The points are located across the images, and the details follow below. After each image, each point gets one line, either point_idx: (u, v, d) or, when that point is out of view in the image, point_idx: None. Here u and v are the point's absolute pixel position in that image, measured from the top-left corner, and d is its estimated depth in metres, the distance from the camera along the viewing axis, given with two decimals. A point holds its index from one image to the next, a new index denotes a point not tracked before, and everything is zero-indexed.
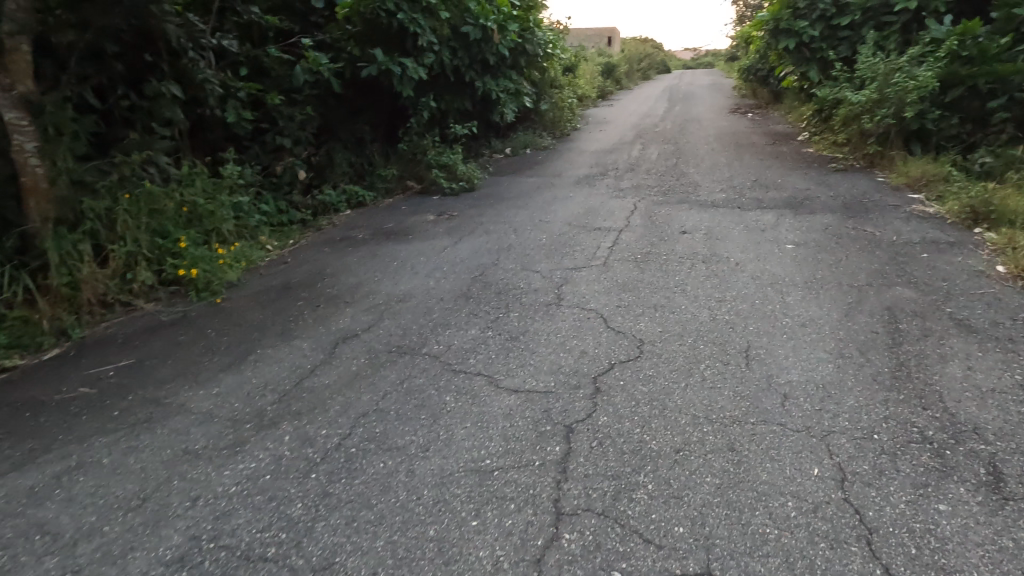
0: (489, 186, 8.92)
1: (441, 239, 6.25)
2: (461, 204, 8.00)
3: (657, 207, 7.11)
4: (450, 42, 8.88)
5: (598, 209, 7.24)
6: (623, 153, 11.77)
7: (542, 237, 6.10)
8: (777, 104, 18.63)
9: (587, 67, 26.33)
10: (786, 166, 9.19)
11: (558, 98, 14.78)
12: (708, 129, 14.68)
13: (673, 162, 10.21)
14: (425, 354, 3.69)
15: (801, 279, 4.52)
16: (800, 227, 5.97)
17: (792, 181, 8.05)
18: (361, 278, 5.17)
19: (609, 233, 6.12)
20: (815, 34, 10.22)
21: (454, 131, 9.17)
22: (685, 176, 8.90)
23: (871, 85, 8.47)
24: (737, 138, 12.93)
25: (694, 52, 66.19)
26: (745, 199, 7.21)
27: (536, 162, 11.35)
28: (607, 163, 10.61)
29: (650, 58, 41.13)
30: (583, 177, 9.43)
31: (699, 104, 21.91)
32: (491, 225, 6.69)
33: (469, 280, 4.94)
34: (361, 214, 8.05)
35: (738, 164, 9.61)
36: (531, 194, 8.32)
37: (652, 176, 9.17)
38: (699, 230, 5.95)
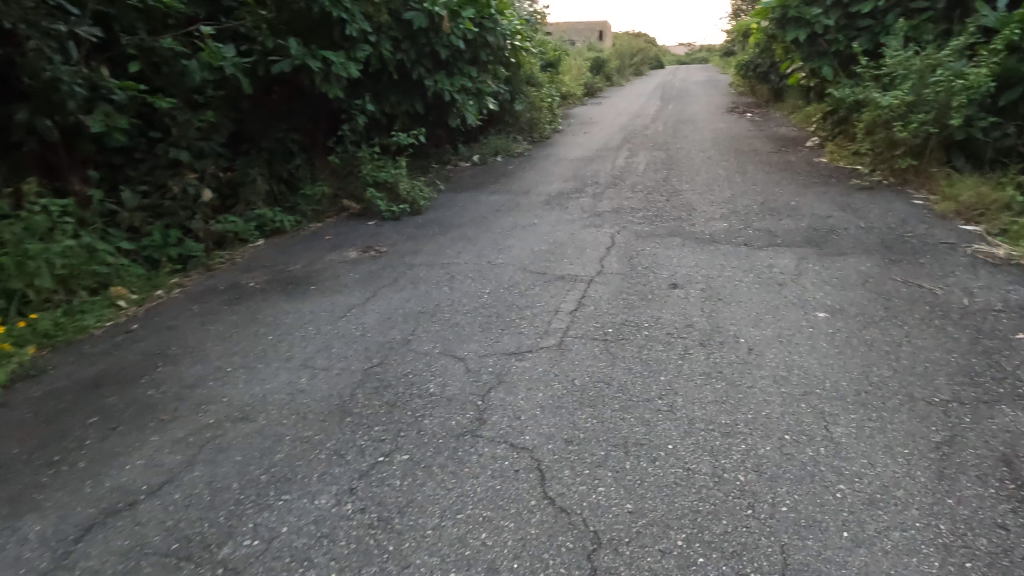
0: (442, 208, 7.35)
1: (351, 294, 4.69)
2: (400, 233, 6.46)
3: (640, 242, 5.57)
4: (391, 32, 7.29)
5: (566, 243, 5.69)
6: (607, 161, 10.22)
7: (483, 293, 4.54)
8: (779, 103, 17.09)
9: (573, 61, 24.64)
10: (797, 182, 7.68)
11: (536, 97, 13.17)
12: (704, 132, 13.15)
13: (663, 175, 8.69)
14: (220, 568, 2.13)
15: (846, 383, 3.01)
16: (827, 278, 4.48)
17: (806, 203, 6.56)
18: (208, 368, 3.60)
19: (575, 285, 4.59)
20: (830, 23, 8.70)
21: (397, 139, 7.56)
22: (676, 195, 7.37)
23: (902, 85, 7.01)
24: (739, 143, 11.37)
25: (688, 47, 64.60)
26: (752, 230, 5.71)
27: (506, 173, 9.76)
28: (587, 176, 9.03)
29: (642, 53, 39.46)
30: (557, 195, 7.88)
31: (695, 103, 20.38)
32: (424, 271, 5.12)
33: (358, 376, 3.38)
34: (274, 246, 6.48)
35: (738, 178, 8.09)
36: (489, 220, 6.76)
37: (637, 194, 7.63)
38: (694, 283, 4.44)
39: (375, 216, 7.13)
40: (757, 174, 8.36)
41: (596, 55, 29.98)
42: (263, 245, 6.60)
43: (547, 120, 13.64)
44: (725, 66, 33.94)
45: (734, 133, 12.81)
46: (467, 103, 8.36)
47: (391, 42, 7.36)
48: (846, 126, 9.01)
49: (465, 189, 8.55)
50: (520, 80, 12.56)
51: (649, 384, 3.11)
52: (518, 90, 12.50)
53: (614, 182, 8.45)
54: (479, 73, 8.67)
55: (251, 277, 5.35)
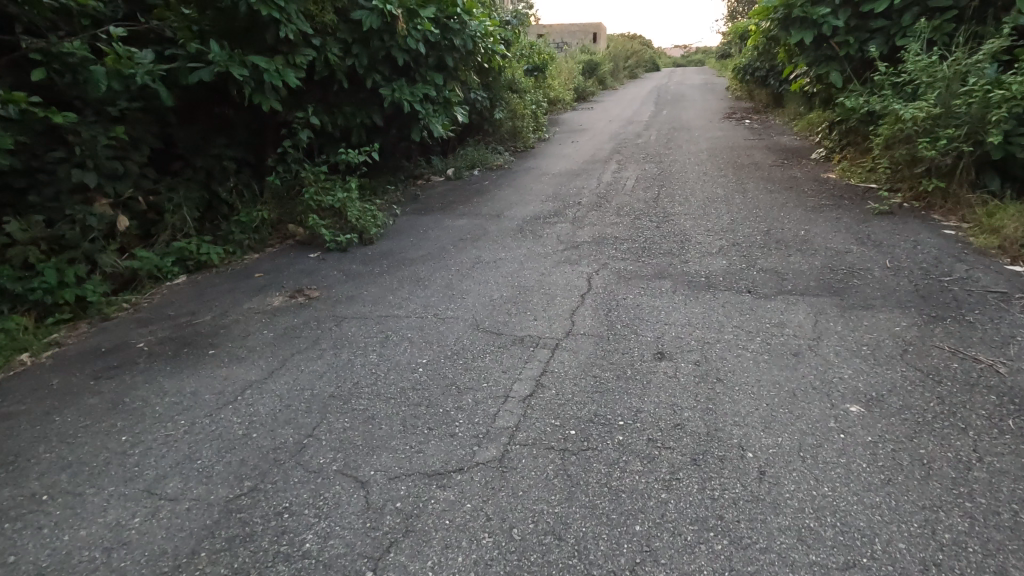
0: (397, 237, 6.38)
1: (254, 364, 3.72)
2: (342, 269, 5.50)
3: (622, 286, 4.62)
4: (338, 33, 6.34)
5: (533, 287, 4.75)
6: (593, 176, 9.31)
7: (419, 364, 3.59)
8: (779, 109, 16.21)
9: (564, 65, 23.78)
10: (806, 205, 6.73)
11: (519, 105, 12.24)
12: (700, 142, 12.25)
13: (654, 194, 7.77)
14: None
15: (906, 549, 2.07)
16: (853, 347, 3.53)
17: (819, 234, 5.62)
18: (17, 496, 2.62)
19: (536, 353, 3.64)
20: (839, 24, 7.79)
21: (341, 156, 6.50)
22: (668, 221, 6.42)
23: (928, 94, 6.12)
24: (739, 154, 10.43)
25: (684, 50, 63.90)
26: (756, 271, 4.77)
27: (481, 191, 8.80)
28: (570, 195, 8.08)
29: (636, 56, 38.65)
30: (532, 219, 6.92)
31: (690, 108, 19.51)
32: (354, 328, 4.15)
33: (214, 517, 2.41)
34: (194, 286, 5.51)
35: (743, 200, 7.11)
36: (448, 253, 5.78)
37: (625, 219, 6.68)
38: (685, 353, 3.51)
39: (319, 247, 6.16)
40: (760, 193, 7.41)
41: (588, 58, 29.13)
42: (182, 284, 5.63)
43: (531, 129, 12.70)
44: (722, 69, 33.12)
45: (732, 143, 11.90)
46: (428, 114, 7.31)
47: (339, 45, 6.41)
48: (857, 139, 8.12)
49: (430, 212, 7.58)
50: (500, 86, 11.62)
51: (616, 543, 2.17)
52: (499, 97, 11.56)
53: (599, 203, 7.50)
54: (446, 80, 7.71)
55: (145, 333, 4.37)
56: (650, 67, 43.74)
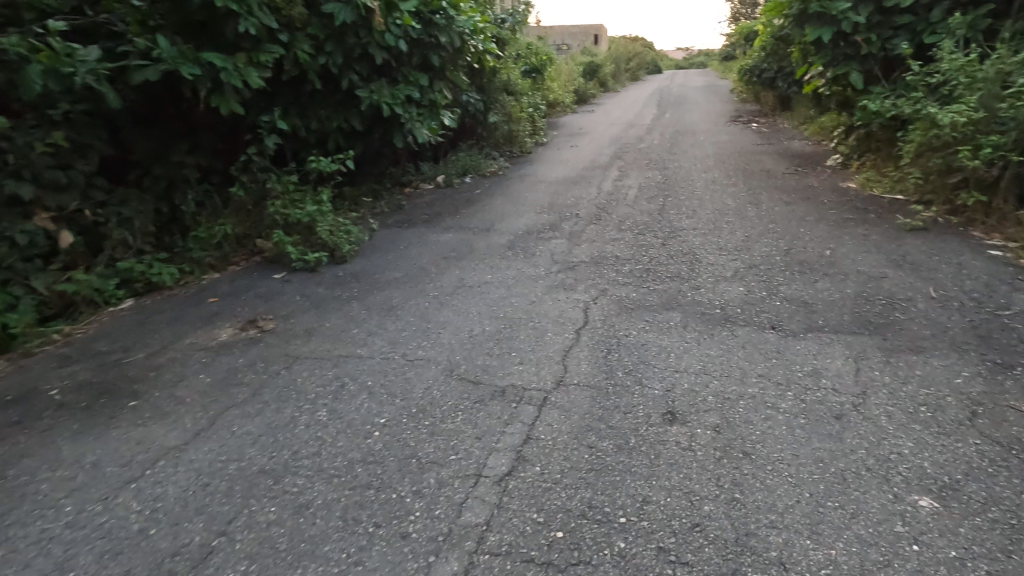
0: (373, 254, 5.75)
1: (178, 421, 3.07)
2: (307, 294, 4.86)
3: (624, 319, 3.98)
4: (309, 29, 5.73)
5: (521, 318, 4.11)
6: (592, 184, 8.68)
7: (376, 424, 2.95)
8: (787, 112, 15.58)
9: (564, 66, 23.18)
10: (827, 219, 6.08)
11: (515, 108, 11.62)
12: (705, 147, 11.62)
13: (658, 205, 7.13)
14: None
15: None
16: (907, 405, 2.88)
17: (846, 255, 4.97)
18: None
19: (520, 409, 3.00)
20: (861, 20, 7.15)
21: (311, 164, 5.85)
22: (674, 237, 5.78)
23: (969, 97, 5.50)
24: (748, 161, 9.78)
25: (686, 53, 63.34)
26: (779, 300, 4.13)
27: (471, 200, 8.17)
28: (567, 206, 7.45)
29: (639, 58, 38.07)
30: (524, 234, 6.30)
31: (694, 111, 18.89)
32: (305, 372, 3.52)
33: None
34: (140, 312, 4.87)
35: (757, 213, 6.45)
36: (428, 275, 5.15)
37: (626, 234, 6.04)
38: (701, 413, 2.87)
39: (285, 267, 5.52)
40: (775, 205, 6.76)
41: (589, 59, 28.54)
42: (127, 309, 4.99)
43: (527, 133, 12.08)
44: (727, 71, 32.51)
45: (740, 148, 11.27)
46: (410, 117, 6.67)
47: (310, 42, 5.80)
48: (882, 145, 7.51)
49: (414, 225, 6.96)
50: (494, 88, 11.01)
51: None
52: (493, 100, 10.94)
53: (599, 216, 6.86)
54: (432, 81, 7.09)
55: (64, 376, 3.72)
56: (652, 69, 43.15)
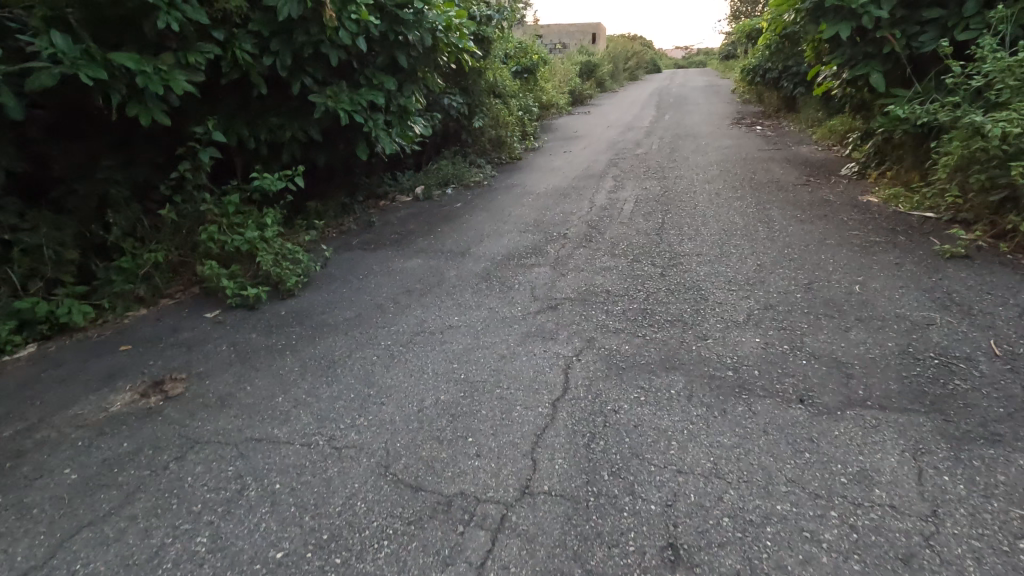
0: (325, 287, 4.97)
1: (8, 553, 2.28)
2: (236, 342, 4.06)
3: (613, 385, 3.19)
4: (249, 26, 4.96)
5: (486, 381, 3.33)
6: (584, 197, 7.91)
7: (269, 562, 2.17)
8: (792, 114, 14.82)
9: (559, 66, 22.39)
10: (851, 243, 5.29)
11: (503, 112, 10.83)
12: (707, 152, 10.84)
13: (656, 223, 6.35)
14: None
15: None
16: (1000, 542, 2.08)
17: (880, 292, 4.19)
18: None
19: (469, 539, 2.22)
20: (885, 15, 6.36)
21: (254, 183, 5.06)
22: (676, 267, 4.98)
23: (1018, 104, 4.76)
24: (754, 169, 9.00)
25: (686, 52, 62.55)
26: (806, 359, 3.34)
27: (449, 216, 7.38)
28: (553, 223, 6.67)
29: (637, 57, 37.30)
30: (503, 259, 5.51)
31: (694, 112, 18.11)
32: (200, 468, 2.72)
33: None
34: (36, 363, 4.09)
35: (772, 235, 5.64)
36: (384, 316, 4.35)
37: (620, 261, 5.25)
38: (716, 551, 2.09)
39: (220, 302, 4.73)
40: (789, 225, 5.95)
41: (586, 59, 27.76)
42: (25, 359, 4.21)
43: (517, 139, 11.30)
44: (728, 70, 31.73)
45: (745, 154, 10.48)
46: (373, 125, 5.86)
47: (253, 40, 5.00)
48: (910, 155, 6.81)
49: (380, 247, 6.17)
50: (479, 92, 10.21)
51: None
52: (478, 103, 10.14)
53: (589, 237, 6.07)
54: (402, 84, 6.30)
55: None
56: (651, 68, 42.39)
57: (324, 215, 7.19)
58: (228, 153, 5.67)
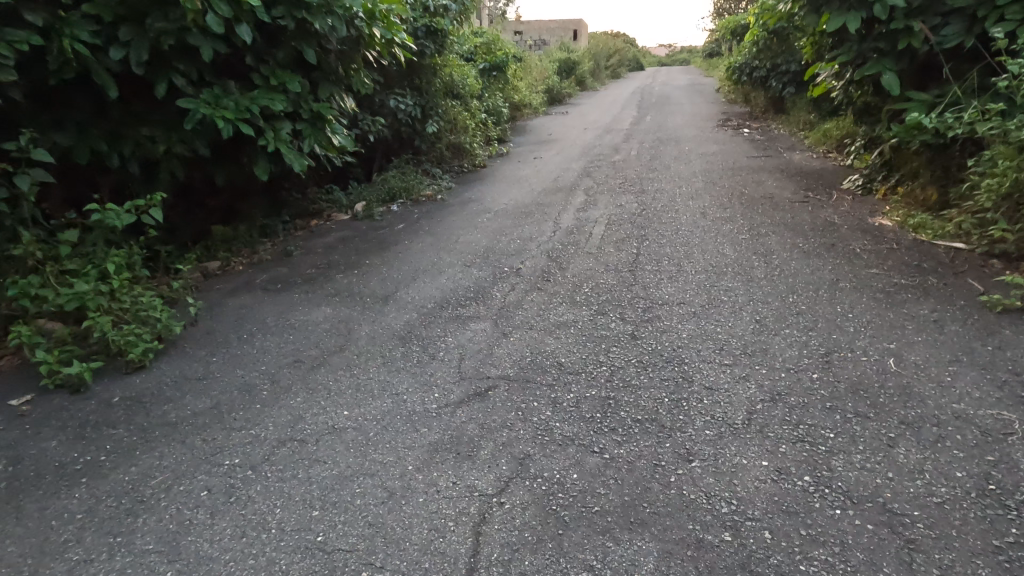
0: (190, 354, 3.76)
1: None
2: (23, 458, 2.84)
3: (547, 564, 2.05)
4: (85, 8, 3.72)
5: (355, 547, 2.16)
6: (549, 216, 6.79)
7: None
8: (780, 116, 13.86)
9: (535, 64, 21.25)
10: (870, 288, 4.21)
11: (463, 115, 9.66)
12: (691, 160, 9.79)
13: (629, 255, 5.24)
14: None
15: None
16: None
17: (921, 371, 3.11)
18: None
19: None
20: (900, 3, 5.32)
21: (94, 217, 3.81)
22: (651, 324, 3.87)
23: None
24: (744, 182, 7.92)
25: (670, 50, 61.78)
26: (839, 506, 2.23)
27: (386, 242, 6.20)
28: (507, 253, 5.54)
29: (619, 55, 36.31)
30: (435, 309, 4.36)
31: (677, 113, 17.10)
32: None
33: None
34: None
35: (770, 275, 4.54)
36: (250, 406, 3.17)
37: (582, 312, 4.13)
38: None
39: (36, 382, 3.48)
40: (790, 259, 4.87)
41: (566, 56, 26.63)
42: None
43: (480, 145, 10.15)
44: (712, 69, 30.85)
45: (732, 162, 9.44)
46: (273, 138, 4.66)
47: (93, 26, 3.77)
48: (932, 169, 5.81)
49: (288, 288, 4.97)
50: (435, 93, 9.04)
51: None
52: (433, 105, 8.96)
53: (546, 275, 4.95)
54: (318, 85, 5.11)
55: None
56: (634, 67, 41.42)
57: (232, 243, 5.96)
58: (91, 168, 4.52)
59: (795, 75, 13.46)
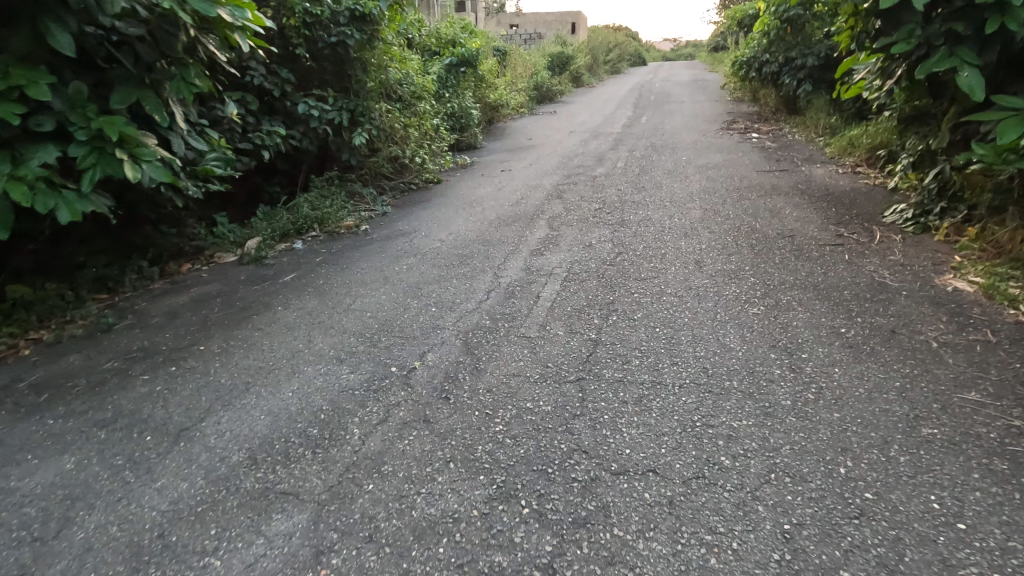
0: None
1: None
2: None
3: None
4: None
5: None
6: (493, 263, 5.08)
7: None
8: (795, 119, 12.07)
9: (523, 59, 19.52)
10: (973, 440, 2.47)
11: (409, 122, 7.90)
12: (687, 176, 8.04)
13: (585, 345, 3.52)
14: None
15: None
16: None
17: None
18: None
19: None
20: None
21: None
22: (590, 533, 2.13)
23: None
24: (755, 212, 6.11)
25: (674, 44, 59.63)
26: None
27: (255, 305, 4.46)
28: (411, 335, 3.82)
29: (619, 49, 34.37)
30: (244, 465, 2.62)
31: (678, 114, 15.33)
32: None
33: None
34: None
35: (800, 405, 2.78)
36: None
37: (478, 484, 2.40)
38: None
39: None
40: (829, 365, 3.11)
41: (559, 51, 24.74)
42: None
43: (434, 158, 8.42)
44: (718, 65, 28.91)
45: (737, 179, 7.67)
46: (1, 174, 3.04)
47: None
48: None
49: (54, 402, 3.25)
50: (368, 94, 7.25)
51: None
52: (367, 111, 7.20)
53: (451, 384, 3.21)
54: (111, 98, 3.45)
55: None
56: (636, 61, 39.46)
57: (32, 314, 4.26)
58: None
59: (812, 71, 11.62)
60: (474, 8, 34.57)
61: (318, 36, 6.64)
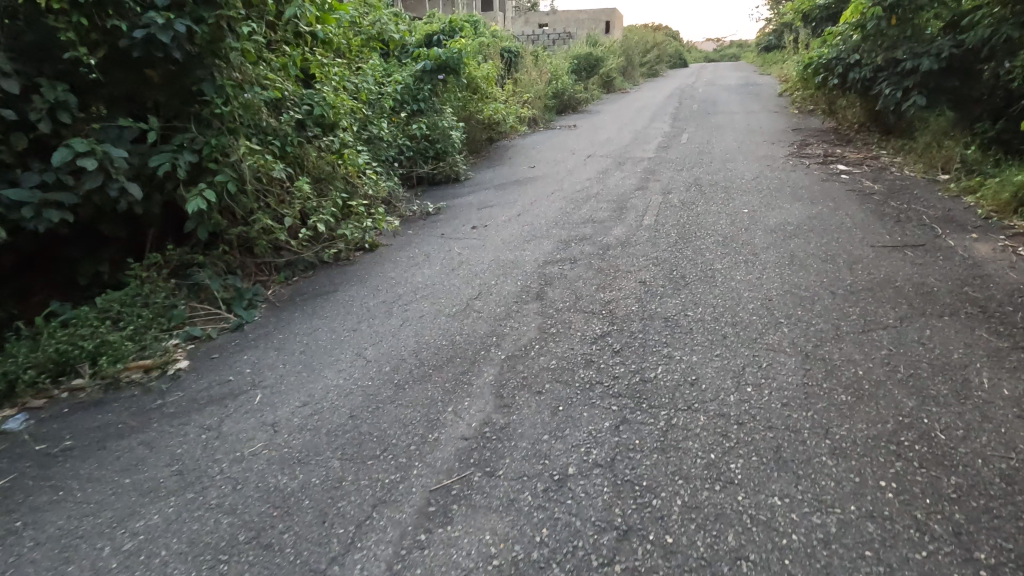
0: None
1: None
2: None
3: None
4: None
5: None
6: (333, 548, 2.19)
7: None
8: (897, 144, 8.83)
9: (540, 61, 16.62)
10: None
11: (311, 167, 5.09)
12: (755, 255, 5.01)
13: None
14: None
15: None
16: None
17: None
18: None
19: None
20: None
21: None
22: None
23: None
24: (916, 385, 2.99)
25: (719, 46, 55.56)
26: None
27: None
28: None
29: (658, 49, 31.05)
30: None
31: (729, 129, 12.20)
32: None
33: None
34: None
35: None
36: None
37: None
38: None
39: None
40: None
41: (587, 51, 21.70)
42: None
43: (360, 217, 5.59)
44: (770, 66, 25.46)
45: (841, 267, 4.61)
46: None
47: None
48: None
49: None
50: (225, 127, 4.41)
51: None
52: (220, 154, 4.36)
53: None
54: None
55: None
56: (675, 63, 36.01)
57: None
58: None
59: (928, 77, 8.23)
60: (499, 6, 31.82)
61: (119, 31, 3.88)
